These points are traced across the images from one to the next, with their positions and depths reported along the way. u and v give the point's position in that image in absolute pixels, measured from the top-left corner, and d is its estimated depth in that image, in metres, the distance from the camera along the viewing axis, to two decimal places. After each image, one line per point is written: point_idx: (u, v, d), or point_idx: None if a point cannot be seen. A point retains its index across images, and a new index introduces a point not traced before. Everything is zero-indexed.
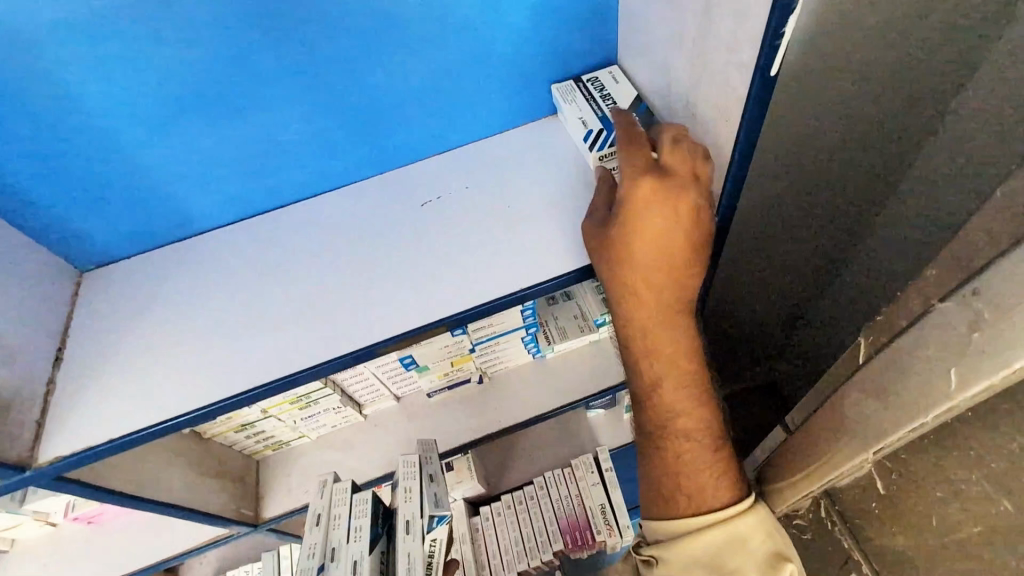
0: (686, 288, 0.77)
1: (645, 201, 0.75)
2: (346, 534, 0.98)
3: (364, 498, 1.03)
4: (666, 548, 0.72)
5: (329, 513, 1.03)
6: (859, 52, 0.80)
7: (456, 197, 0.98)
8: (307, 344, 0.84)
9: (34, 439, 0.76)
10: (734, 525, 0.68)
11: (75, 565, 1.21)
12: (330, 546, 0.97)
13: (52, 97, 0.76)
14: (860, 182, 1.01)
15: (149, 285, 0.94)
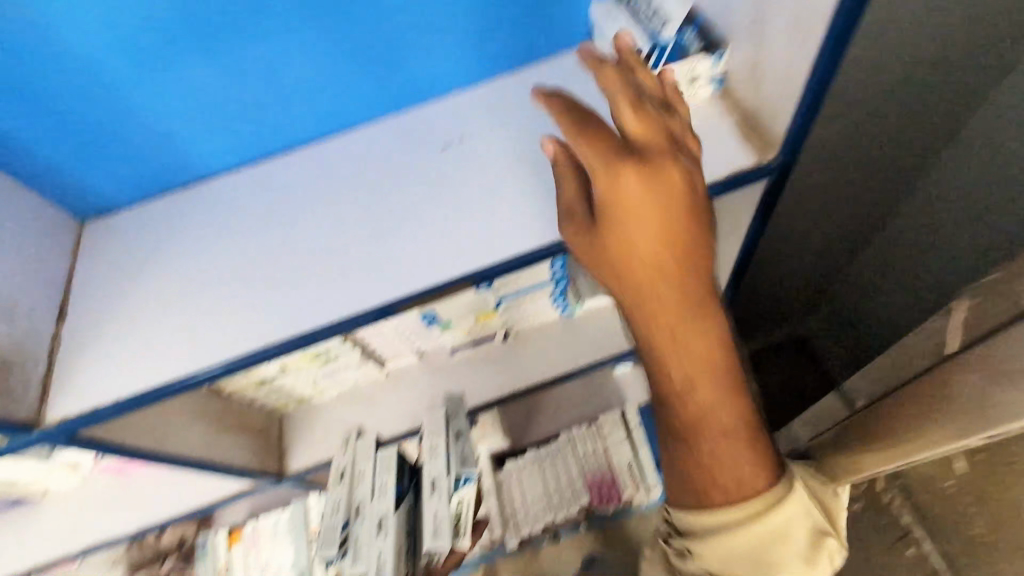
0: (698, 263, 0.58)
1: (623, 189, 0.56)
2: (369, 490, 0.96)
3: (388, 453, 0.99)
4: (699, 546, 0.63)
5: (354, 469, 1.01)
6: None
7: (481, 139, 0.88)
8: (322, 301, 0.78)
9: (42, 399, 0.72)
10: (775, 520, 0.60)
11: (108, 513, 1.23)
12: (354, 502, 0.95)
13: (28, 21, 0.67)
14: None
15: (152, 236, 0.88)
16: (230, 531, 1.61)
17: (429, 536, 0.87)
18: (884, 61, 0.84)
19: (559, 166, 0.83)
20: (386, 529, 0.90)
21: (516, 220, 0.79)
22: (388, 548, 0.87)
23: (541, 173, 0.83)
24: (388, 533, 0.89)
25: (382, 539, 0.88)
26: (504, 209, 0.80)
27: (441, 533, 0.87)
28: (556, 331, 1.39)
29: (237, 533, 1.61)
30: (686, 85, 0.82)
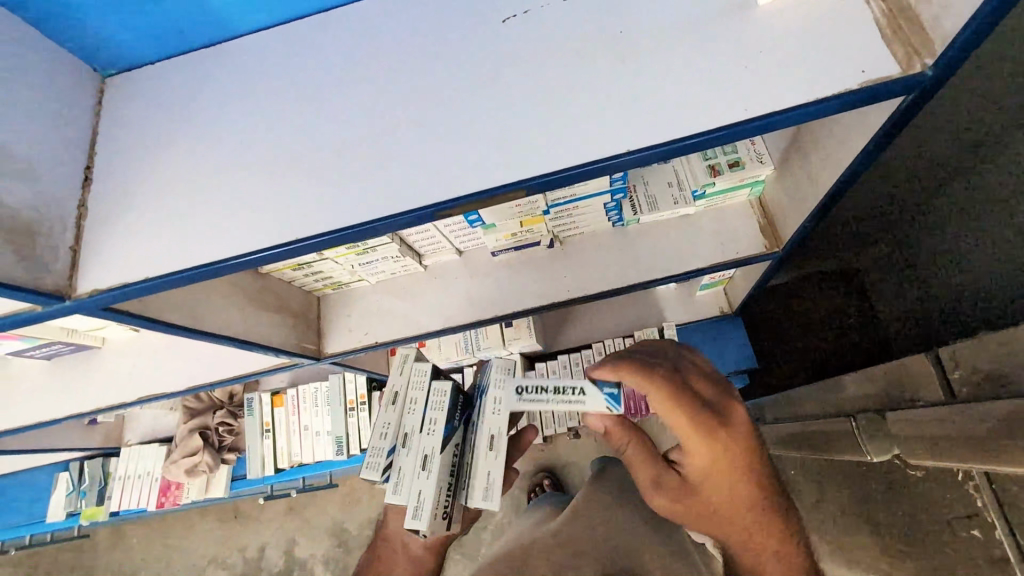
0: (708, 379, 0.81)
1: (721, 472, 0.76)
2: (418, 424, 1.03)
3: (441, 391, 1.04)
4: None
5: (406, 395, 1.07)
6: None
7: (551, 15, 0.72)
8: (351, 195, 0.69)
9: (72, 268, 0.70)
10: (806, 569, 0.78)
11: (159, 368, 1.31)
12: (403, 431, 1.04)
13: None
14: None
15: (174, 101, 0.78)
16: (274, 393, 1.73)
17: (482, 495, 0.94)
18: None
19: (642, 56, 0.68)
20: (429, 469, 0.97)
21: (586, 123, 0.66)
22: (428, 488, 0.95)
23: (619, 64, 0.68)
24: (430, 473, 0.96)
25: (424, 478, 0.96)
26: (572, 107, 0.67)
27: (492, 497, 0.94)
28: (606, 242, 1.28)
29: (280, 396, 1.72)
30: None
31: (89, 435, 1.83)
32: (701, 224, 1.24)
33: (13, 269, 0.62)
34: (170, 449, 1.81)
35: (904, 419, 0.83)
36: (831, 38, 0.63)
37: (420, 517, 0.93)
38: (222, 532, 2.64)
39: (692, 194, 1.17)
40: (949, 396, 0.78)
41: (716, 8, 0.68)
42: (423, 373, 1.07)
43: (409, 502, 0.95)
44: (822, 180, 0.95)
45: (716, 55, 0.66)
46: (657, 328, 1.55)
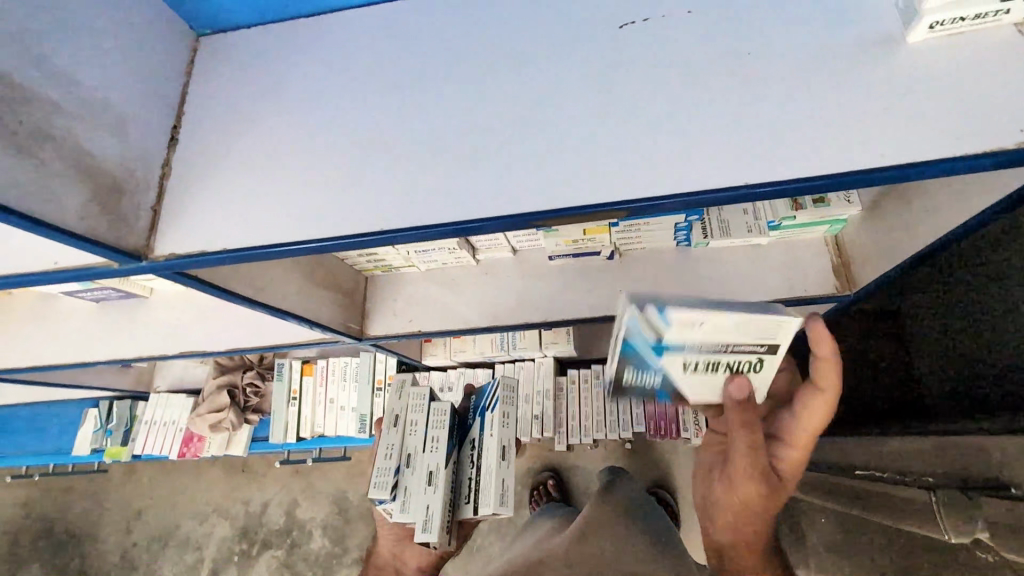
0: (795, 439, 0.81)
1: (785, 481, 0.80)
2: (420, 443, 1.03)
3: (441, 411, 1.06)
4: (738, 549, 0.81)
5: (406, 417, 1.08)
6: None
7: (672, 28, 0.68)
8: (443, 190, 0.66)
9: (151, 227, 0.68)
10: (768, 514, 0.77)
11: (204, 326, 1.31)
12: (406, 451, 1.03)
13: None
14: None
15: (269, 69, 0.76)
16: (305, 361, 1.73)
17: (497, 500, 0.96)
18: None
19: (767, 86, 0.64)
20: (436, 483, 0.97)
21: (700, 148, 0.63)
22: (436, 501, 0.94)
23: (741, 92, 0.64)
24: (437, 487, 0.96)
25: (431, 493, 0.95)
26: (686, 130, 0.64)
27: (507, 500, 0.96)
28: (667, 261, 1.24)
29: (310, 365, 1.72)
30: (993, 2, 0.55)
31: (121, 377, 1.86)
32: (770, 256, 1.19)
33: (97, 224, 0.61)
34: (197, 401, 1.84)
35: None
36: (983, 93, 0.58)
37: (430, 530, 0.92)
38: (228, 485, 2.68)
39: (768, 225, 1.12)
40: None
41: (856, 42, 0.63)
42: (422, 395, 1.09)
43: (417, 519, 0.94)
44: (923, 231, 0.89)
45: (850, 94, 0.61)
46: None
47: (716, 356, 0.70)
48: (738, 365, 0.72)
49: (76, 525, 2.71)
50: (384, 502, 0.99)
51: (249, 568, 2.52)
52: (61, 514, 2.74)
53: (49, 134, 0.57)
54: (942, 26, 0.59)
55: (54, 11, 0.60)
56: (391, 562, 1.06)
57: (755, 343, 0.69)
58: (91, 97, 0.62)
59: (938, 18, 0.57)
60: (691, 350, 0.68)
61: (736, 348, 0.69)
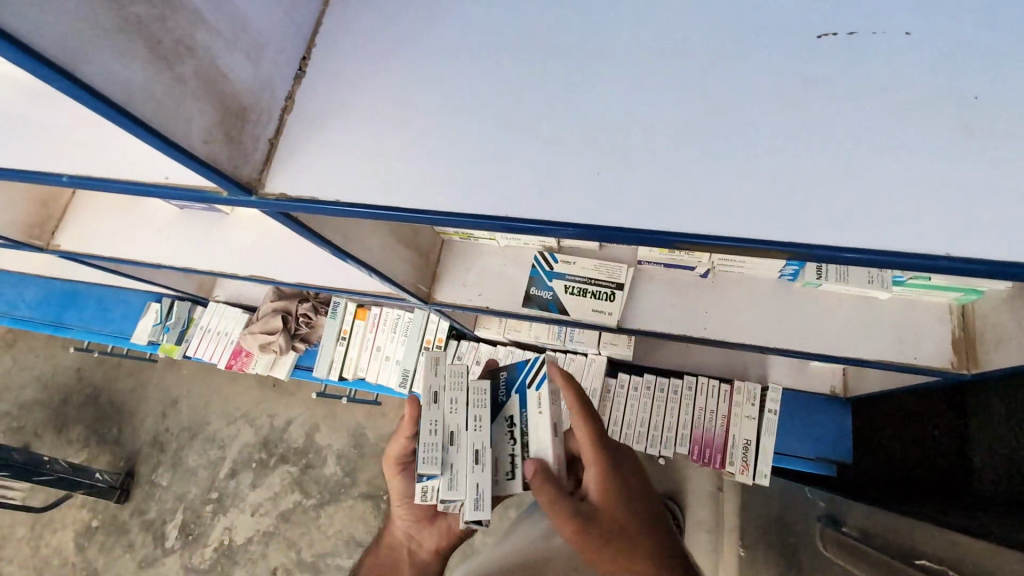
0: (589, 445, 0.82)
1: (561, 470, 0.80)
2: (459, 418, 0.94)
3: (484, 388, 0.97)
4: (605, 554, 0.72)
5: (446, 394, 0.97)
6: None
7: (883, 49, 0.58)
8: (581, 185, 0.60)
9: (265, 163, 0.65)
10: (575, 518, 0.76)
11: (276, 255, 1.30)
12: (448, 429, 0.94)
13: None
14: None
15: (411, 7, 0.70)
16: (359, 305, 1.73)
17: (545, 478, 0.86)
18: None
19: (991, 141, 0.53)
20: (483, 462, 0.89)
21: (891, 198, 0.54)
22: (486, 480, 0.88)
23: (954, 142, 0.54)
24: (486, 467, 0.89)
25: (480, 471, 0.89)
26: (879, 175, 0.55)
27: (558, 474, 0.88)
28: (764, 292, 1.14)
29: (365, 310, 1.72)
30: None
31: (186, 280, 1.91)
32: (882, 312, 1.09)
33: (219, 150, 0.58)
34: (251, 319, 1.88)
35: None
36: None
37: (482, 508, 0.87)
38: (260, 397, 2.78)
39: (892, 279, 1.01)
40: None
41: None
42: (461, 371, 0.99)
43: (466, 495, 0.87)
44: None
45: None
46: (761, 386, 1.50)
47: (583, 288, 1.17)
48: (596, 293, 1.16)
49: (120, 400, 2.89)
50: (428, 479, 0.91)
51: (265, 477, 2.64)
52: (108, 387, 2.93)
53: (190, 48, 0.54)
54: None
55: None
56: (405, 543, 1.03)
57: (609, 278, 1.16)
58: (231, 12, 0.58)
59: None
60: (569, 277, 1.17)
61: (595, 283, 1.17)
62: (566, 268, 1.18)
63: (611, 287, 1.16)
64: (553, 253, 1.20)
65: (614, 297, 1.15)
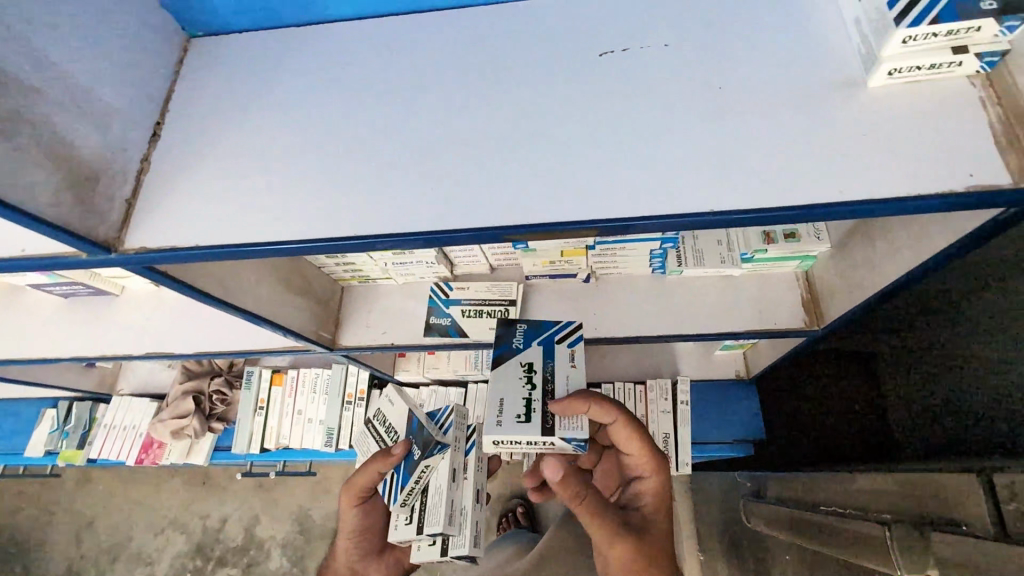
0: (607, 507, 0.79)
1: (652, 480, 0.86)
2: (460, 441, 0.96)
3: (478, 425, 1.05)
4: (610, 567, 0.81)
5: (446, 433, 0.95)
6: None
7: (646, 57, 0.71)
8: (422, 199, 0.68)
9: (124, 221, 0.69)
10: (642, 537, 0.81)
11: (173, 328, 1.29)
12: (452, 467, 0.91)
13: None
14: None
15: (257, 74, 0.79)
16: (275, 371, 1.70)
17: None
18: None
19: (738, 114, 0.66)
20: (481, 500, 0.96)
21: (671, 168, 0.64)
22: (482, 518, 0.95)
23: (711, 118, 0.66)
24: (484, 504, 0.96)
25: (480, 509, 0.95)
26: (659, 152, 0.65)
27: None
28: (642, 288, 1.25)
29: (281, 375, 1.69)
30: (948, 54, 0.59)
31: (84, 377, 1.80)
32: (742, 288, 1.23)
33: (70, 212, 0.61)
34: (160, 406, 1.79)
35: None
36: (933, 132, 0.61)
37: (479, 546, 0.93)
38: (188, 497, 2.58)
39: (740, 256, 1.15)
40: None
41: (823, 82, 0.65)
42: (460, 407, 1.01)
43: (467, 535, 0.90)
44: (886, 270, 0.92)
45: (821, 128, 0.63)
46: (670, 381, 1.60)
47: (481, 310, 1.24)
48: (493, 312, 1.24)
49: (23, 532, 2.58)
50: (439, 455, 0.90)
51: None
52: (7, 522, 2.61)
53: (30, 120, 0.58)
54: (899, 73, 0.62)
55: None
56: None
57: (502, 297, 1.24)
58: (72, 86, 0.63)
59: (896, 65, 0.61)
60: (465, 301, 1.24)
61: (488, 304, 1.24)
62: (462, 293, 1.25)
63: (505, 305, 1.24)
64: (448, 281, 1.27)
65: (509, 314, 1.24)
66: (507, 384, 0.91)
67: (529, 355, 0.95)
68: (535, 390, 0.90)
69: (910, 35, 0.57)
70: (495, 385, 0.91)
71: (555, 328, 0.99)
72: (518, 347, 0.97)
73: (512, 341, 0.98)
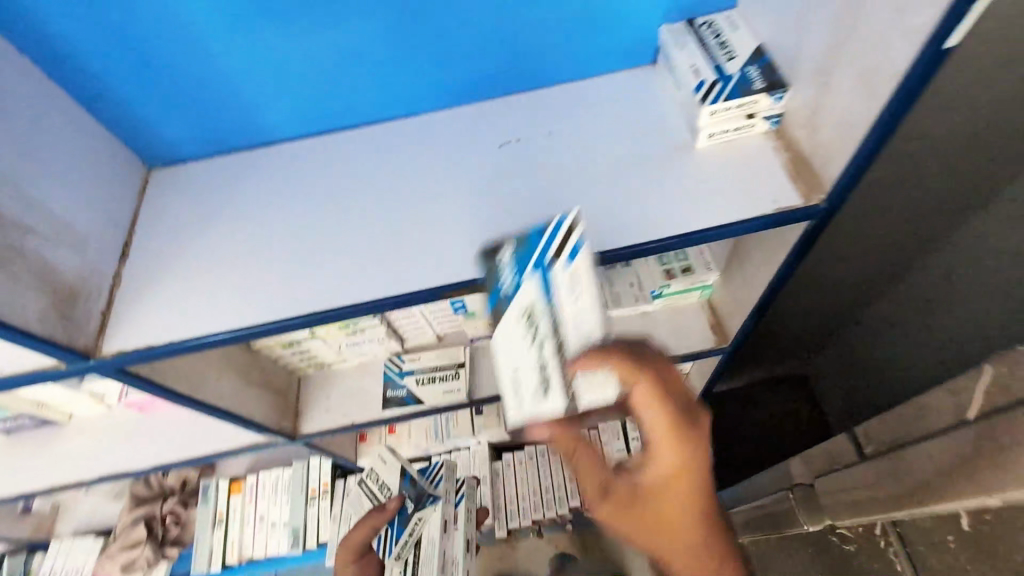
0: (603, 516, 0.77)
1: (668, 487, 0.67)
2: (451, 492, 1.03)
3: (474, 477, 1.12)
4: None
5: (438, 485, 1.02)
6: (1007, 42, 0.72)
7: (535, 143, 0.91)
8: (369, 274, 0.81)
9: (99, 330, 0.77)
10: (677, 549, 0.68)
11: (125, 446, 1.28)
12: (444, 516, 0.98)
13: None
14: (970, 176, 0.94)
15: (213, 192, 0.92)
16: (233, 479, 1.67)
17: None
18: (932, 131, 0.87)
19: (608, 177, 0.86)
20: (472, 549, 1.02)
21: None
22: (473, 567, 1.02)
23: (589, 182, 0.86)
24: (475, 553, 1.03)
25: (472, 557, 1.02)
26: (553, 211, 0.83)
27: None
28: None
29: (240, 483, 1.66)
30: (743, 120, 0.82)
31: (17, 525, 1.68)
32: (658, 321, 1.41)
33: (54, 325, 0.70)
34: (106, 542, 1.68)
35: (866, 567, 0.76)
36: (746, 173, 0.82)
37: None
38: None
39: (651, 293, 1.32)
40: (859, 453, 0.78)
41: (665, 147, 0.87)
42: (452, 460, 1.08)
43: None
44: (759, 283, 1.12)
45: (669, 180, 0.84)
46: (620, 421, 1.71)
47: (433, 375, 1.34)
48: (445, 376, 1.34)
49: None
50: (431, 507, 0.99)
51: None
52: None
53: (20, 250, 0.68)
54: (716, 136, 0.84)
55: (26, 150, 0.73)
56: None
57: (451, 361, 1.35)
58: (56, 218, 0.74)
59: (712, 131, 0.83)
60: (417, 370, 1.34)
61: (439, 371, 1.34)
62: (414, 363, 1.34)
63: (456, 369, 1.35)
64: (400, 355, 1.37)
65: (460, 376, 1.34)
66: (510, 346, 0.71)
67: (524, 296, 0.68)
68: (544, 344, 0.66)
69: (713, 110, 0.80)
70: (504, 354, 0.73)
71: (541, 240, 0.67)
72: (507, 290, 0.71)
73: (500, 283, 0.73)
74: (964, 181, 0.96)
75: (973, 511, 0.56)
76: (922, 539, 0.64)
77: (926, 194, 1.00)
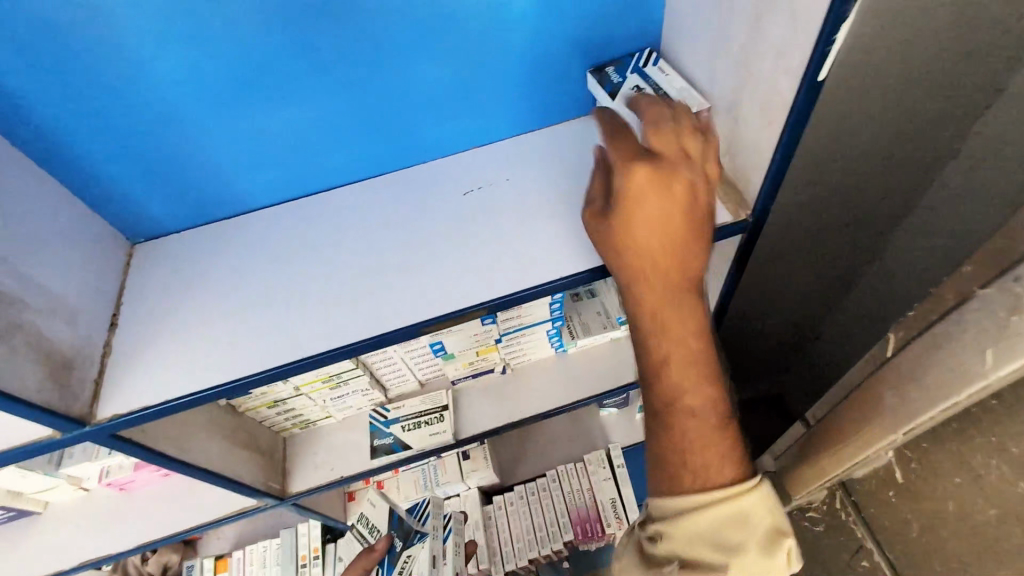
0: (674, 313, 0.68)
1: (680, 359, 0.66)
2: (438, 528, 1.11)
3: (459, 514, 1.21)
4: (669, 524, 0.62)
5: (424, 523, 1.10)
6: (881, 73, 0.86)
7: (495, 189, 1.01)
8: (350, 321, 0.88)
9: (93, 398, 0.81)
10: (740, 501, 0.60)
11: (106, 528, 1.25)
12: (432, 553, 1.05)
13: (120, 83, 0.81)
14: (879, 184, 1.08)
15: (196, 260, 0.98)
16: (218, 556, 1.62)
17: None
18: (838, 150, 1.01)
19: (562, 213, 0.95)
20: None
21: (525, 256, 0.92)
22: None
23: (545, 218, 0.95)
24: None
25: None
26: (514, 248, 0.93)
27: None
28: (553, 367, 1.46)
29: (225, 559, 1.62)
30: None
31: None
32: None
33: (51, 394, 0.74)
34: None
35: (834, 542, 0.82)
36: None
37: None
38: None
39: (617, 320, 1.37)
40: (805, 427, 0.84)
41: None
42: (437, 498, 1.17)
43: None
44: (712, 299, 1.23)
45: None
46: (605, 451, 1.72)
47: (417, 421, 1.36)
48: (429, 421, 1.37)
49: None
50: (418, 544, 1.06)
51: None
52: None
53: (18, 325, 0.72)
54: None
55: (22, 233, 0.79)
56: None
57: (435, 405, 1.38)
58: (50, 294, 0.79)
59: None
60: (400, 418, 1.36)
61: (425, 416, 1.37)
62: (397, 412, 1.37)
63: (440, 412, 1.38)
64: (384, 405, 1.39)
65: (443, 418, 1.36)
66: None
67: None
68: None
69: None
70: None
71: None
72: None
73: None
74: (875, 191, 1.09)
75: (900, 454, 0.65)
76: (871, 501, 0.72)
77: (846, 213, 1.15)
